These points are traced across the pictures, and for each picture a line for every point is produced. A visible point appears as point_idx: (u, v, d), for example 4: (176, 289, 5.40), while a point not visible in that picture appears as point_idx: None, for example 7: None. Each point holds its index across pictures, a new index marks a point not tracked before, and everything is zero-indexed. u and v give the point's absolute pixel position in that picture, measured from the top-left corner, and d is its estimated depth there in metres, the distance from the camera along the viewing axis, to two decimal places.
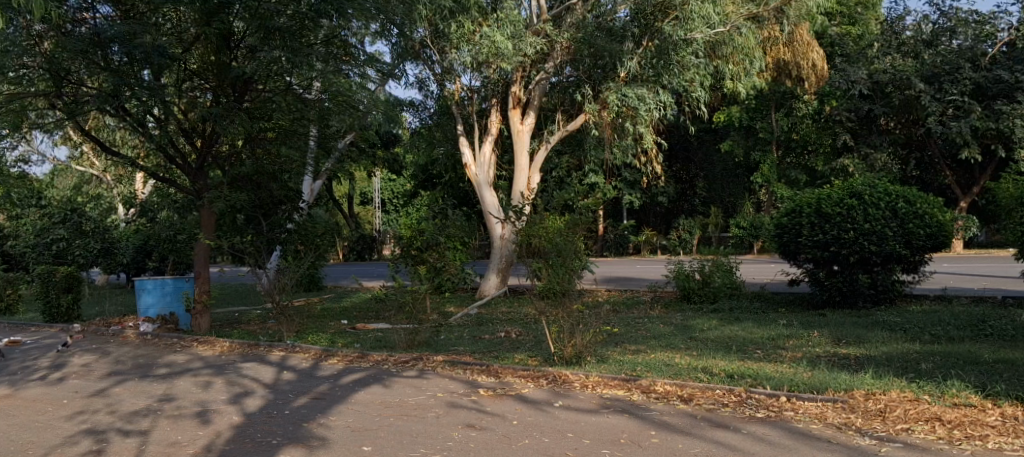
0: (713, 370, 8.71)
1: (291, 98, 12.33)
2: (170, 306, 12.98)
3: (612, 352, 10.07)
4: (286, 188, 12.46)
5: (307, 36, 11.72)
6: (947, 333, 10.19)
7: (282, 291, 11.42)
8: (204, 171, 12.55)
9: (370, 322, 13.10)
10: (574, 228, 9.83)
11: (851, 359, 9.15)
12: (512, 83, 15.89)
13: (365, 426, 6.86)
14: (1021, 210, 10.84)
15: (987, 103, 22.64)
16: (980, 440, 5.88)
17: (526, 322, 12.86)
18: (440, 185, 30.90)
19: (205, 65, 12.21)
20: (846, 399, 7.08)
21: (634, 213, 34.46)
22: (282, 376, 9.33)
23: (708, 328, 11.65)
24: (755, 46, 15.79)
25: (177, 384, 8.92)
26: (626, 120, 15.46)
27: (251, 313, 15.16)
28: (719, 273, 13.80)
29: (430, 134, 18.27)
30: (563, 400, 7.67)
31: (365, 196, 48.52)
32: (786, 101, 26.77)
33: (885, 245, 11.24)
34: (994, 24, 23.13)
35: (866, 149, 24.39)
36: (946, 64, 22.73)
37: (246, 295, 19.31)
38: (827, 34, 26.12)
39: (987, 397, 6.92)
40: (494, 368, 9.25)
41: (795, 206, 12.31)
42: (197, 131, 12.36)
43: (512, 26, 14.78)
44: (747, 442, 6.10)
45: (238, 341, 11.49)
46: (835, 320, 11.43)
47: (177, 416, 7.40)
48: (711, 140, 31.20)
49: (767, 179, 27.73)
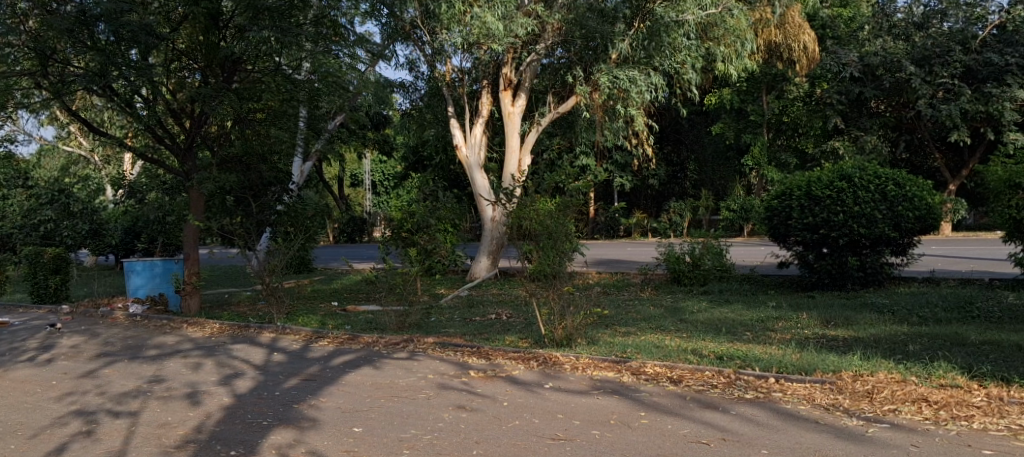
0: (703, 351, 8.76)
1: (281, 78, 12.11)
2: (159, 287, 12.95)
3: (602, 334, 10.13)
4: (273, 170, 12.81)
5: (296, 16, 11.74)
6: (935, 315, 10.26)
7: (271, 272, 11.29)
8: (193, 152, 12.39)
9: (360, 304, 13.12)
10: (566, 209, 9.53)
11: (839, 341, 9.21)
12: (504, 64, 15.97)
13: (355, 408, 6.87)
14: (1009, 193, 11.04)
15: (976, 86, 22.72)
16: (966, 420, 5.94)
17: (517, 304, 12.89)
18: (430, 167, 30.82)
19: (193, 45, 11.96)
20: (834, 380, 7.13)
21: (625, 196, 34.53)
22: (272, 357, 9.32)
23: (698, 310, 11.71)
24: (747, 28, 15.70)
25: (167, 366, 8.90)
26: (618, 102, 15.42)
27: (241, 295, 15.16)
28: (710, 255, 13.84)
29: (420, 115, 18.18)
30: (553, 382, 7.71)
31: (355, 178, 48.47)
32: (777, 84, 26.92)
33: (875, 228, 11.28)
34: (986, 7, 22.88)
35: (857, 131, 24.41)
36: (936, 47, 22.59)
37: (236, 276, 19.26)
38: (819, 16, 26.01)
39: (973, 378, 6.99)
40: (485, 350, 9.28)
41: (785, 189, 12.33)
42: (186, 111, 12.26)
43: (503, 6, 14.51)
44: (736, 423, 6.13)
45: (229, 323, 11.47)
46: (823, 301, 11.51)
47: (167, 398, 7.39)
48: (702, 122, 31.29)
49: (757, 162, 27.83)
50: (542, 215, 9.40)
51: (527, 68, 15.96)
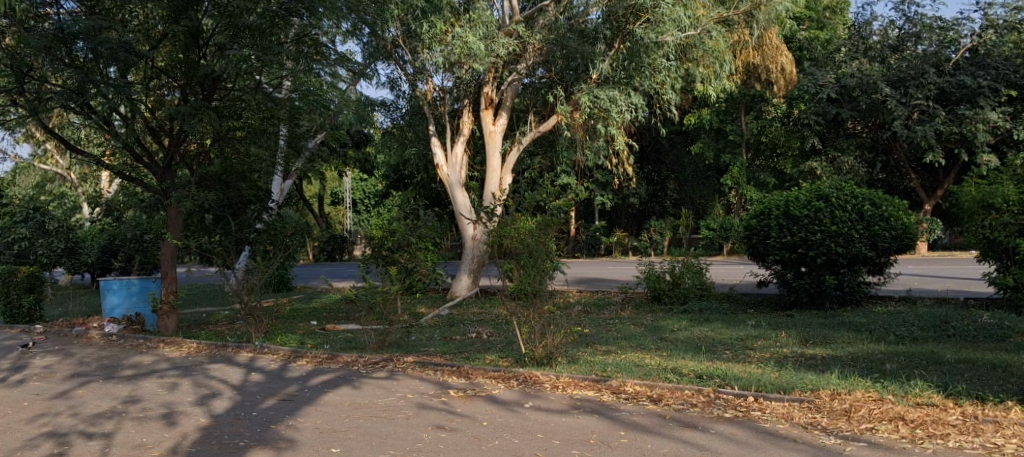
0: (683, 370, 8.80)
1: (261, 96, 11.92)
2: (136, 307, 12.81)
3: (583, 353, 10.14)
4: (255, 188, 12.46)
5: (276, 34, 11.64)
6: (911, 334, 10.36)
7: (249, 291, 11.36)
8: (171, 170, 12.36)
9: (339, 323, 13.03)
10: (546, 228, 9.55)
11: (817, 359, 9.28)
12: (484, 84, 15.88)
13: (333, 428, 6.83)
14: (982, 214, 11.23)
15: (950, 107, 23.03)
16: (942, 438, 5.99)
17: (498, 323, 12.88)
18: (411, 185, 30.83)
19: (171, 62, 11.81)
20: (812, 399, 7.17)
21: (605, 214, 34.68)
22: (250, 377, 9.25)
23: (678, 329, 11.75)
24: (725, 50, 15.86)
25: (143, 386, 8.81)
26: (598, 122, 15.47)
27: (220, 314, 15.02)
28: (689, 274, 13.93)
29: (402, 133, 18.23)
30: (533, 401, 7.69)
31: (336, 196, 48.44)
32: (756, 105, 27.30)
33: (852, 246, 11.39)
34: (958, 30, 23.45)
35: (834, 152, 24.73)
36: (911, 69, 23.02)
37: (214, 295, 19.06)
38: (795, 39, 26.69)
39: (948, 397, 7.05)
40: (465, 369, 9.26)
41: (764, 209, 12.43)
42: (165, 129, 12.18)
43: (484, 26, 14.81)
44: (715, 442, 6.16)
45: (206, 343, 11.38)
46: (803, 320, 11.56)
47: (142, 418, 7.32)
48: (682, 142, 31.61)
49: (737, 181, 27.82)
50: (524, 235, 9.34)
51: (507, 88, 16.07)
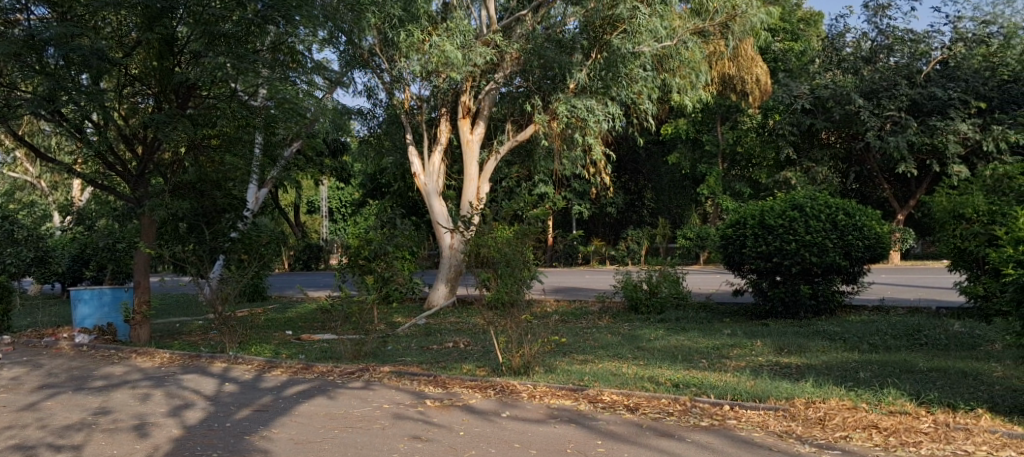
0: (659, 379, 8.83)
1: (236, 104, 12.01)
2: (108, 317, 12.63)
3: (560, 362, 10.14)
4: (229, 197, 12.55)
5: (252, 42, 11.64)
6: (885, 343, 10.47)
7: (225, 301, 11.25)
8: (145, 179, 12.27)
9: (315, 333, 12.93)
10: (524, 238, 9.45)
11: (792, 368, 9.34)
12: (462, 93, 15.92)
13: (308, 439, 6.78)
14: (954, 223, 11.37)
15: (922, 118, 23.27)
16: (914, 446, 6.04)
17: (475, 332, 12.85)
18: (389, 194, 30.74)
19: (146, 71, 11.63)
20: (787, 407, 7.20)
21: (583, 223, 34.70)
22: (224, 387, 9.15)
23: (655, 338, 11.78)
24: (701, 61, 16.04)
25: (114, 397, 8.69)
26: (575, 131, 15.57)
27: (193, 324, 14.87)
28: (666, 283, 13.97)
29: (379, 142, 18.17)
30: (510, 411, 7.67)
31: (312, 205, 48.32)
32: (731, 115, 27.58)
33: (827, 256, 11.46)
34: (929, 43, 23.83)
35: (808, 162, 24.93)
36: (883, 81, 23.36)
37: (187, 305, 18.84)
38: (771, 50, 27.51)
39: (921, 405, 7.12)
40: (441, 378, 9.23)
41: (739, 218, 12.49)
42: (139, 137, 12.08)
43: (461, 35, 14.85)
44: (690, 451, 6.17)
45: (180, 353, 11.25)
46: (777, 329, 11.64)
47: (113, 429, 7.22)
48: (659, 152, 31.88)
49: (713, 191, 28.20)
50: (501, 243, 9.34)
51: (485, 97, 16.09)
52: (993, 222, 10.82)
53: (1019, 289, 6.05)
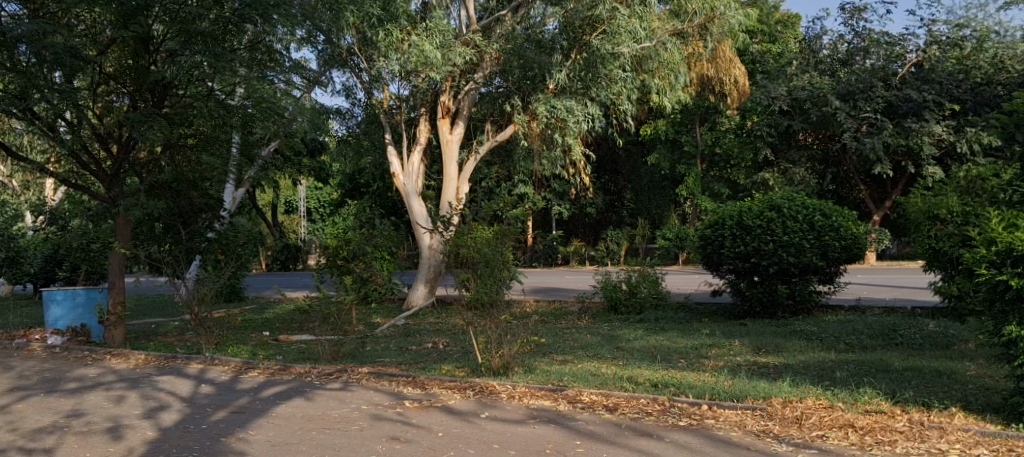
0: (638, 379, 8.85)
1: (214, 103, 11.84)
2: (82, 318, 12.47)
3: (539, 363, 10.14)
4: (207, 196, 12.42)
5: (229, 41, 11.49)
6: (861, 343, 10.57)
7: (202, 302, 11.17)
8: (120, 178, 12.15)
9: (293, 334, 12.85)
10: (503, 237, 9.58)
11: (769, 367, 9.40)
12: (441, 92, 15.88)
13: (285, 440, 6.71)
14: (928, 224, 11.50)
15: (898, 120, 23.46)
16: (890, 445, 6.08)
17: (454, 333, 12.82)
18: (368, 194, 30.62)
19: (121, 69, 11.57)
20: (764, 407, 7.24)
21: (562, 224, 34.78)
22: (200, 389, 9.05)
23: (634, 338, 11.81)
24: (680, 62, 16.11)
25: (87, 399, 8.57)
26: (555, 131, 15.61)
27: (169, 325, 14.72)
28: (645, 283, 14.02)
29: (357, 142, 18.08)
30: (489, 411, 7.65)
31: (290, 205, 48.09)
32: (710, 116, 27.77)
33: (804, 256, 11.56)
34: (904, 46, 24.06)
35: (786, 163, 25.11)
36: (860, 83, 23.48)
37: (163, 306, 18.64)
38: (749, 51, 27.72)
39: (896, 404, 7.19)
40: (420, 379, 9.19)
41: (718, 218, 12.55)
42: (113, 136, 11.95)
43: (441, 35, 14.74)
44: (669, 451, 6.18)
45: (155, 354, 11.14)
46: (755, 329, 11.71)
47: (86, 433, 7.11)
48: (638, 153, 32.02)
49: (691, 191, 28.34)
50: (480, 243, 9.36)
51: (465, 97, 16.05)
52: (966, 222, 10.97)
53: (991, 288, 6.13)
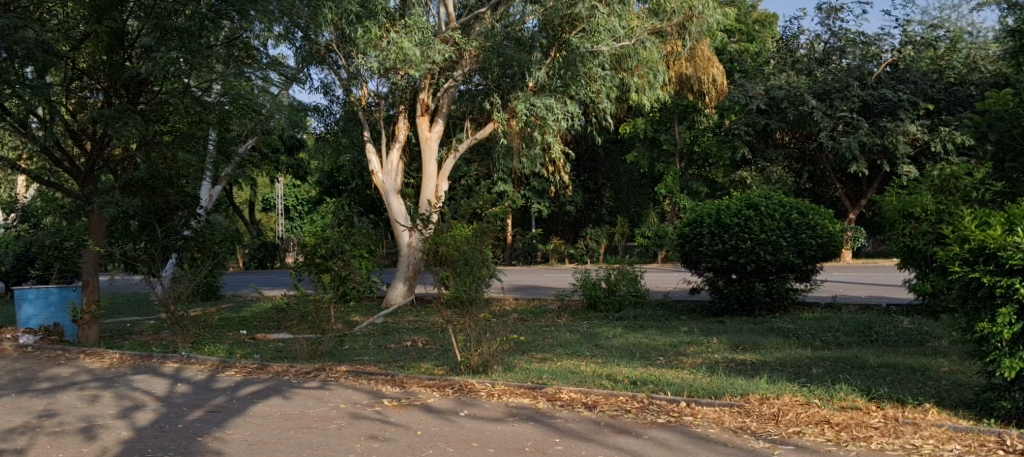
0: (617, 376, 8.88)
1: (189, 100, 11.66)
2: (54, 317, 12.29)
3: (518, 361, 10.13)
4: (183, 194, 12.30)
5: (206, 37, 11.32)
6: (836, 340, 10.67)
7: (177, 300, 11.04)
8: (93, 175, 12.00)
9: (270, 332, 12.76)
10: (483, 236, 9.43)
11: (747, 364, 9.48)
12: (420, 90, 15.86)
13: (262, 440, 6.66)
14: (903, 223, 11.59)
15: (873, 119, 23.73)
16: (865, 441, 6.14)
17: (433, 331, 12.78)
18: (346, 192, 30.48)
19: (95, 65, 11.45)
20: (742, 403, 7.29)
21: (542, 222, 34.80)
22: (176, 388, 8.96)
23: (613, 336, 11.85)
24: (659, 60, 16.16)
25: (61, 399, 8.46)
26: (534, 129, 15.59)
27: (145, 323, 14.56)
28: (625, 281, 14.06)
29: (336, 139, 17.98)
30: (469, 410, 7.63)
31: (267, 202, 47.70)
32: (689, 115, 27.94)
33: (781, 254, 11.66)
34: (879, 46, 24.34)
35: (763, 162, 25.30)
36: (836, 82, 23.75)
37: (138, 305, 18.41)
38: (727, 50, 27.82)
39: (871, 400, 7.26)
40: (399, 378, 9.16)
41: (696, 217, 12.64)
42: (87, 133, 11.84)
43: (420, 33, 14.73)
44: (648, 448, 6.19)
45: (130, 353, 11.03)
46: (733, 326, 11.81)
47: (59, 433, 7.02)
48: (617, 151, 32.12)
49: (670, 189, 28.44)
50: (459, 242, 9.25)
51: (444, 94, 16.04)
52: (940, 221, 11.10)
53: (964, 286, 6.19)
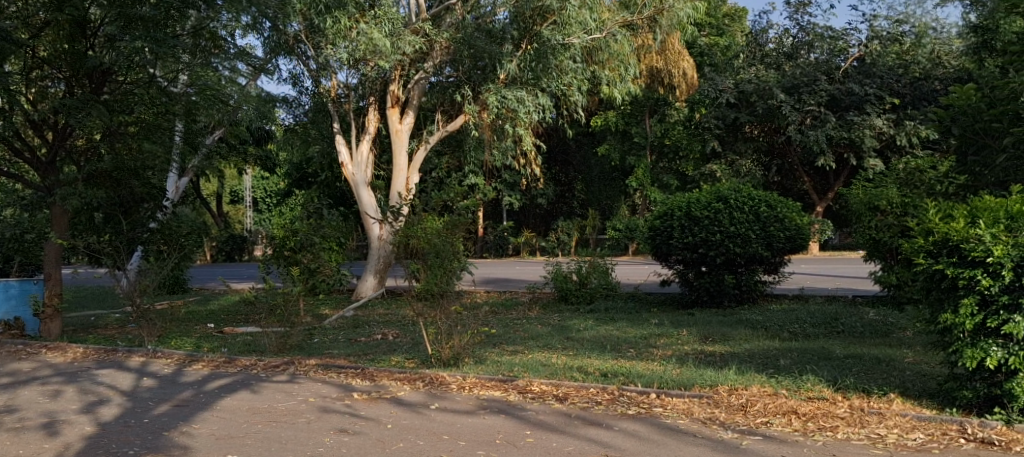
0: (587, 368, 8.90)
1: (155, 90, 11.69)
2: (15, 311, 12.01)
3: (489, 353, 10.12)
4: (149, 186, 12.14)
5: (172, 26, 11.23)
6: (804, 331, 10.78)
7: (144, 293, 10.83)
8: (56, 166, 11.79)
9: (238, 326, 12.62)
10: (453, 228, 9.36)
11: (716, 356, 9.55)
12: (391, 82, 15.74)
13: (229, 434, 6.58)
14: (869, 215, 11.70)
15: (840, 114, 23.97)
16: (831, 431, 6.21)
17: (403, 324, 12.73)
18: (316, 184, 30.21)
19: (57, 53, 11.19)
20: (711, 394, 7.34)
21: (514, 215, 34.81)
22: (142, 382, 8.83)
23: (584, 328, 11.87)
24: (630, 53, 16.22)
25: (21, 394, 8.29)
26: (506, 122, 15.58)
27: (110, 317, 14.34)
28: (596, 274, 14.13)
29: (305, 131, 17.78)
30: (439, 403, 7.60)
31: (235, 195, 47.20)
32: (660, 108, 28.07)
33: (749, 247, 11.78)
34: (847, 40, 24.69)
35: (733, 155, 25.49)
36: (804, 76, 23.99)
37: (102, 298, 18.08)
38: (697, 44, 27.91)
39: (837, 390, 7.35)
40: (369, 371, 9.09)
41: (666, 209, 12.68)
42: (49, 123, 11.58)
43: (390, 23, 14.63)
44: (618, 439, 6.22)
45: (94, 347, 10.84)
46: (703, 318, 11.90)
47: (19, 429, 6.88)
48: (589, 144, 32.22)
49: (641, 182, 28.54)
50: (430, 234, 9.23)
51: (415, 86, 15.99)
52: (905, 214, 11.27)
53: (928, 277, 6.27)
